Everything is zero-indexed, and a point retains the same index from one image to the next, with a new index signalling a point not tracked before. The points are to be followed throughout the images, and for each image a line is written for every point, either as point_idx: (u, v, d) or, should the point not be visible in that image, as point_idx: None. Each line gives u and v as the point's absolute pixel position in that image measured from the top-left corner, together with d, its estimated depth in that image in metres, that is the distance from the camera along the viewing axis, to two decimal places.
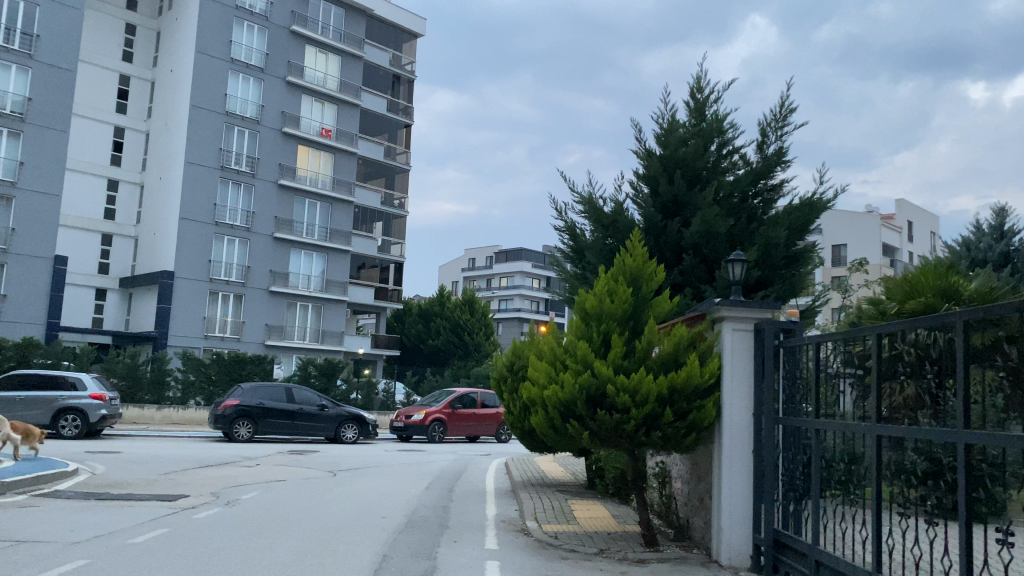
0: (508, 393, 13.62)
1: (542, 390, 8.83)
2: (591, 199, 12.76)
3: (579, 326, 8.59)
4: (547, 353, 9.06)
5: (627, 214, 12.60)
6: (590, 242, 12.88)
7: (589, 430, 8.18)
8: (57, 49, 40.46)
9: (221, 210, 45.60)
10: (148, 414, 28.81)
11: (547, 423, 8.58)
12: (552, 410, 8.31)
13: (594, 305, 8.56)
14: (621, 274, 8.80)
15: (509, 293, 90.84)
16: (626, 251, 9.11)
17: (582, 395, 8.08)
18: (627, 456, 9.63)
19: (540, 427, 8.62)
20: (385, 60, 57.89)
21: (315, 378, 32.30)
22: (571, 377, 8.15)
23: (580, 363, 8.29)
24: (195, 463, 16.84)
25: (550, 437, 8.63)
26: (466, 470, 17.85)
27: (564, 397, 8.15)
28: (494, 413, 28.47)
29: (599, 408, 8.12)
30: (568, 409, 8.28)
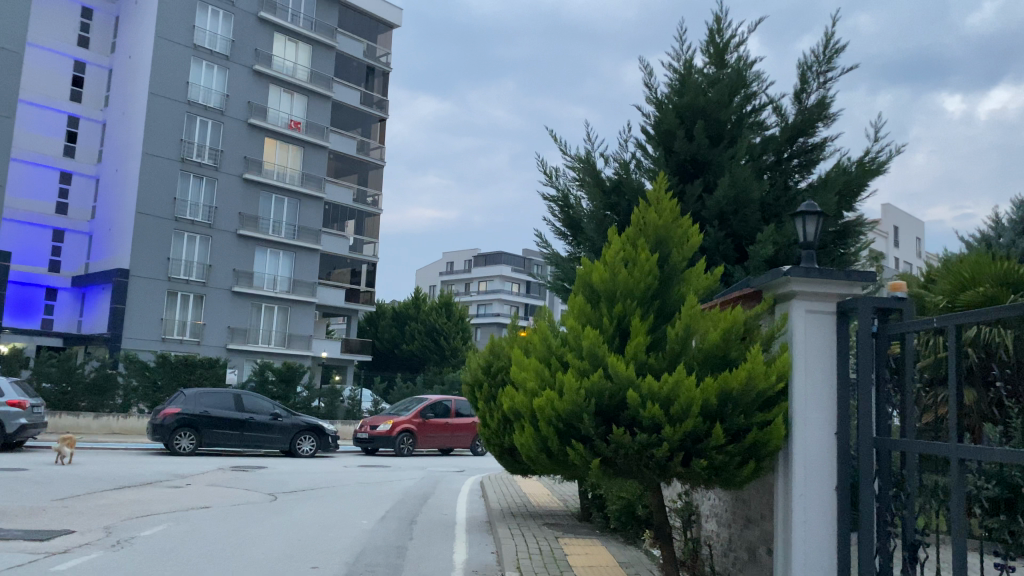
0: (484, 401, 11.11)
1: (529, 398, 6.32)
2: (589, 158, 10.26)
3: (581, 307, 6.09)
4: (539, 344, 6.57)
5: (634, 178, 10.18)
6: (587, 213, 10.40)
7: (600, 457, 5.66)
8: (2, 30, 37.55)
9: (181, 204, 42.60)
10: (84, 423, 25.85)
11: (536, 445, 6.09)
12: (544, 427, 5.80)
13: (605, 277, 6.08)
14: (642, 234, 6.29)
15: (487, 298, 88.55)
16: (646, 201, 6.59)
17: (590, 405, 5.57)
18: (642, 487, 7.14)
19: (527, 450, 6.16)
20: (359, 51, 55.26)
21: (273, 384, 29.51)
22: (573, 380, 5.62)
23: (586, 358, 5.77)
24: (110, 484, 14.06)
25: (541, 464, 6.14)
26: (436, 492, 15.21)
27: (564, 409, 5.62)
28: (469, 423, 25.93)
29: (615, 425, 5.60)
30: (569, 427, 5.78)
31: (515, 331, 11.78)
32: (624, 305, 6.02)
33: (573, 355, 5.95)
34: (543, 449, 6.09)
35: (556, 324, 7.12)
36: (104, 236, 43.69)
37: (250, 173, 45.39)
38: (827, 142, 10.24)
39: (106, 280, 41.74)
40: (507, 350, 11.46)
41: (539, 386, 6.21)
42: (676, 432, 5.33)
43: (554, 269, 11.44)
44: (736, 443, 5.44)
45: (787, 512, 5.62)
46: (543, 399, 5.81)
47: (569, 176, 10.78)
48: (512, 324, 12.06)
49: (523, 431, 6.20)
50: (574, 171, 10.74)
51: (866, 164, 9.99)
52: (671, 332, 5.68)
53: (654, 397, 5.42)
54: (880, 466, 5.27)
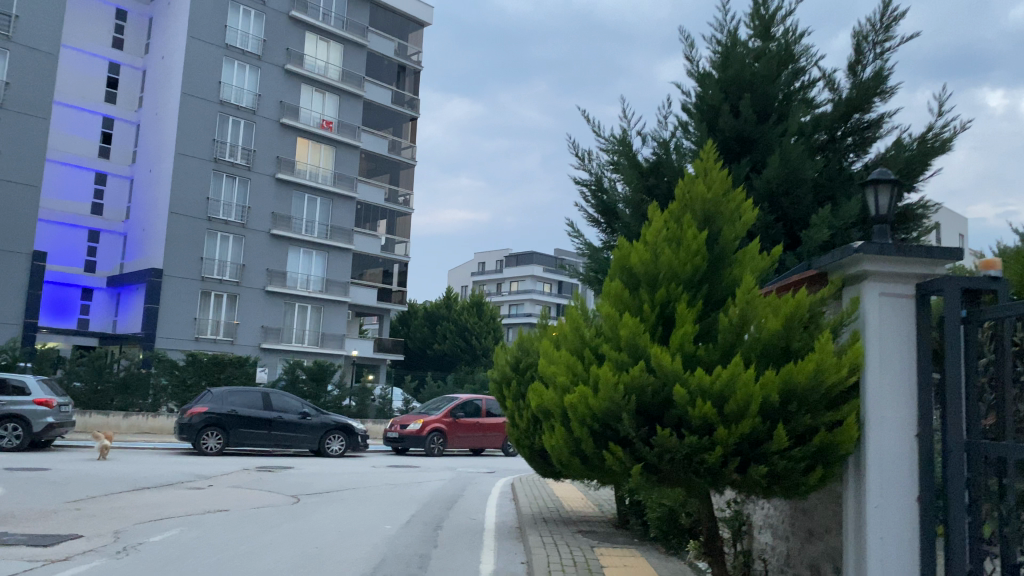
0: (512, 400, 10.39)
1: (559, 396, 5.62)
2: (625, 137, 9.52)
3: (619, 292, 5.39)
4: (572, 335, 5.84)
5: (675, 157, 9.41)
6: (624, 197, 9.63)
7: (643, 463, 4.95)
8: (37, 32, 37.64)
9: (214, 204, 42.50)
10: (114, 423, 25.71)
11: (569, 448, 5.39)
12: (578, 427, 5.12)
13: (643, 258, 5.37)
14: (688, 209, 5.59)
15: (520, 297, 88.02)
16: (691, 173, 5.86)
17: (629, 403, 4.87)
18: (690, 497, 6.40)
19: (558, 449, 5.46)
20: (390, 49, 54.90)
21: (304, 383, 29.10)
22: (609, 373, 4.91)
23: (624, 349, 5.05)
24: (130, 485, 13.62)
25: (576, 471, 5.45)
26: (464, 495, 14.54)
27: (599, 407, 4.93)
28: (500, 423, 25.28)
29: (660, 427, 4.90)
30: (607, 428, 5.09)
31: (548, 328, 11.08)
32: (670, 290, 5.31)
33: (612, 344, 5.22)
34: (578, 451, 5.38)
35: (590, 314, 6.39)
36: (138, 236, 43.81)
37: (282, 173, 45.19)
38: (886, 117, 9.42)
39: (139, 279, 41.82)
40: (539, 345, 10.74)
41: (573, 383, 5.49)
42: (732, 434, 4.61)
43: (589, 261, 10.68)
44: (802, 446, 4.68)
45: (858, 525, 4.88)
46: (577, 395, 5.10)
47: (603, 157, 10.05)
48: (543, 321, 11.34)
49: (556, 431, 5.49)
50: (608, 151, 10.01)
51: (929, 142, 9.14)
52: (725, 319, 4.99)
53: (707, 393, 4.71)
54: (974, 476, 4.46)
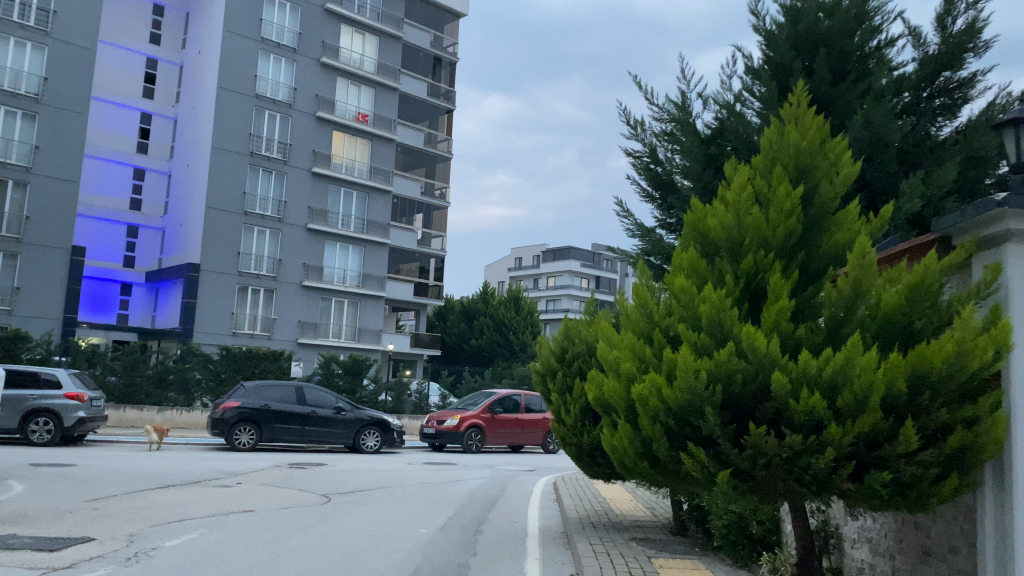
0: (557, 394, 9.56)
1: (630, 382, 5.25)
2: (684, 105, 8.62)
3: (696, 261, 5.21)
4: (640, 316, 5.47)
5: (743, 118, 8.45)
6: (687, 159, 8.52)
7: (732, 469, 4.74)
8: (75, 27, 37.48)
9: (251, 198, 42.17)
10: (148, 417, 25.38)
11: (638, 449, 5.11)
12: (648, 424, 4.91)
13: (719, 226, 5.26)
14: (787, 161, 5.35)
15: (557, 293, 87.04)
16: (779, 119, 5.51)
17: (716, 391, 4.64)
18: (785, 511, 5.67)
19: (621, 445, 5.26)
20: (425, 41, 54.23)
21: (339, 378, 28.51)
22: (690, 361, 4.64)
23: (716, 334, 4.83)
24: (155, 483, 13.06)
25: (648, 477, 5.19)
26: (504, 495, 13.71)
27: (678, 402, 4.71)
28: (540, 419, 24.40)
29: (774, 425, 4.71)
30: (686, 426, 4.85)
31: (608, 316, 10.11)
32: (757, 259, 5.12)
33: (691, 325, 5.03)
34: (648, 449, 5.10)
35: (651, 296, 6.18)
36: (175, 231, 43.73)
37: (319, 168, 44.74)
38: (981, 70, 8.44)
39: (177, 275, 41.70)
40: (590, 335, 9.82)
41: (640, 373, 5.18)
42: (848, 431, 4.38)
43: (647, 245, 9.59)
44: (935, 450, 4.39)
45: (997, 536, 4.36)
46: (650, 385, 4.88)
47: (659, 124, 9.14)
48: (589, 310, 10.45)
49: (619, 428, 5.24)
50: (664, 117, 9.13)
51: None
52: (832, 293, 4.78)
53: (811, 384, 4.54)
54: None
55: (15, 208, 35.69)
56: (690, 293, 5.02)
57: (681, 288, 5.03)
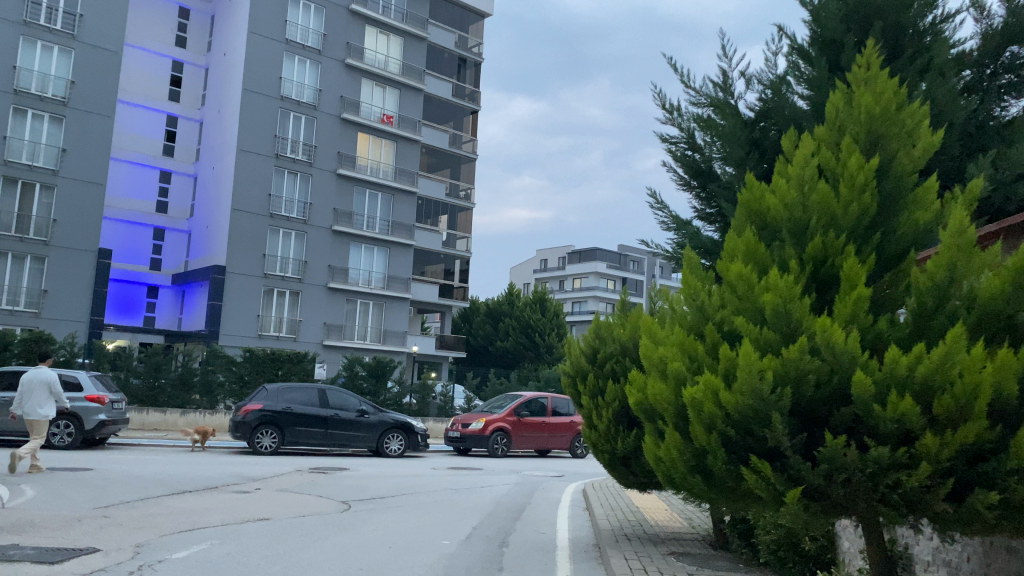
0: (588, 398, 9.03)
1: (677, 390, 5.07)
2: (724, 89, 8.10)
3: (757, 248, 5.13)
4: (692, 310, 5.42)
5: (790, 104, 7.98)
6: (729, 132, 7.93)
7: (804, 486, 4.55)
8: (101, 30, 37.47)
9: (276, 200, 42.04)
10: (171, 420, 25.16)
11: (684, 460, 4.99)
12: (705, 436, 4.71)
13: (781, 208, 5.22)
14: (864, 132, 5.24)
15: (583, 295, 86.33)
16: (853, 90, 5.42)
17: (786, 389, 4.46)
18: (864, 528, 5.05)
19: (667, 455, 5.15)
20: (450, 41, 53.84)
21: (363, 380, 28.12)
22: (757, 361, 4.46)
23: (793, 330, 4.62)
24: (171, 488, 12.68)
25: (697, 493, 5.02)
26: (532, 502, 13.15)
27: (738, 408, 4.55)
28: (568, 423, 23.82)
29: (852, 436, 4.50)
30: (748, 437, 4.66)
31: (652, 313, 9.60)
32: (825, 241, 5.01)
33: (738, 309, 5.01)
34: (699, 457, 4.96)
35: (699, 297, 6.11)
36: (201, 234, 43.70)
37: (344, 169, 44.47)
38: None
39: (203, 277, 41.58)
40: (623, 335, 9.27)
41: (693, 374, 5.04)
42: (949, 442, 4.12)
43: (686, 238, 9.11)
44: None
45: None
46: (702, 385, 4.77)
47: (696, 107, 8.60)
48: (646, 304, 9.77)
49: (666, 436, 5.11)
50: (703, 99, 8.57)
51: None
52: (926, 274, 4.57)
53: (898, 385, 4.28)
54: None
55: (42, 210, 35.73)
56: (748, 280, 4.92)
57: (737, 272, 4.95)
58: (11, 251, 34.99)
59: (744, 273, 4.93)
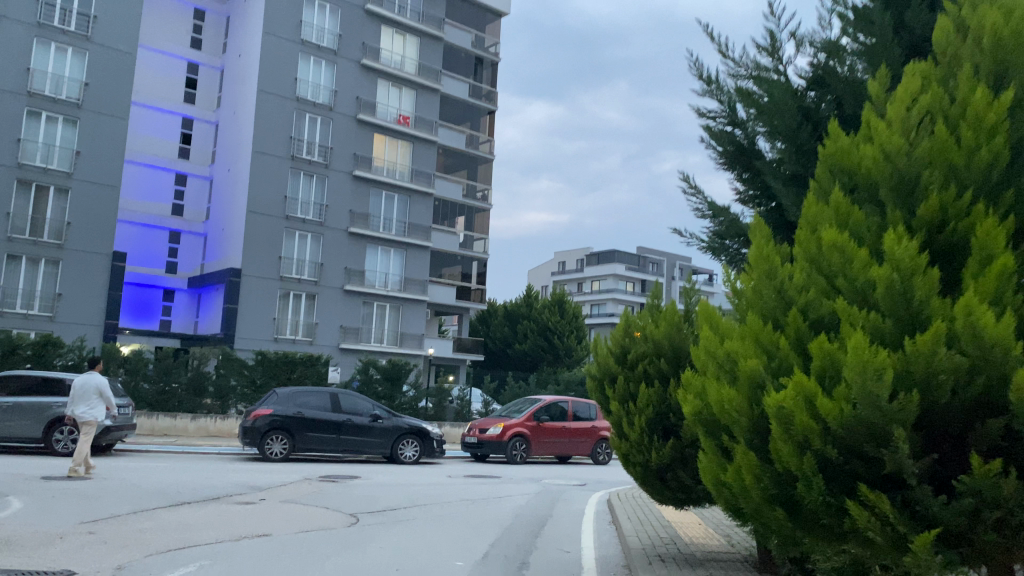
0: (618, 405, 8.14)
1: (765, 363, 4.54)
2: (768, 62, 7.20)
3: (863, 222, 4.53)
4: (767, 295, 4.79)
5: (854, 74, 6.75)
6: (777, 102, 6.91)
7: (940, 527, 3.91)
8: (115, 31, 36.97)
9: (292, 202, 41.40)
10: (181, 426, 24.49)
11: (762, 487, 4.38)
12: (802, 465, 4.08)
13: (877, 167, 4.62)
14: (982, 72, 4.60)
15: (602, 297, 85.41)
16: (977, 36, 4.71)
17: (921, 379, 3.84)
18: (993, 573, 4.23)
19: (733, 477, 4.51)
20: (467, 41, 53.06)
21: (378, 384, 27.32)
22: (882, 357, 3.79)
23: (918, 319, 3.96)
24: (168, 500, 11.89)
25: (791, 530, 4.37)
26: (554, 515, 12.27)
27: (851, 421, 3.89)
28: (589, 428, 22.93)
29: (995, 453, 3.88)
30: (856, 460, 4.05)
31: (690, 313, 8.51)
32: (945, 199, 4.32)
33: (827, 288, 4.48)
34: (782, 486, 4.35)
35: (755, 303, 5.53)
36: (217, 236, 43.16)
37: (360, 170, 43.72)
38: None
39: (219, 280, 41.05)
40: (659, 333, 8.31)
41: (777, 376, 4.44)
42: None
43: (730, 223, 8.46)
44: None
45: None
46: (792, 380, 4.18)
47: (739, 79, 7.67)
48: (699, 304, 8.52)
49: (738, 452, 4.48)
50: (746, 69, 7.65)
51: None
52: None
53: None
54: None
55: (56, 213, 35.26)
56: (846, 251, 4.34)
57: (833, 240, 4.36)
58: (24, 255, 34.52)
59: (842, 242, 4.34)
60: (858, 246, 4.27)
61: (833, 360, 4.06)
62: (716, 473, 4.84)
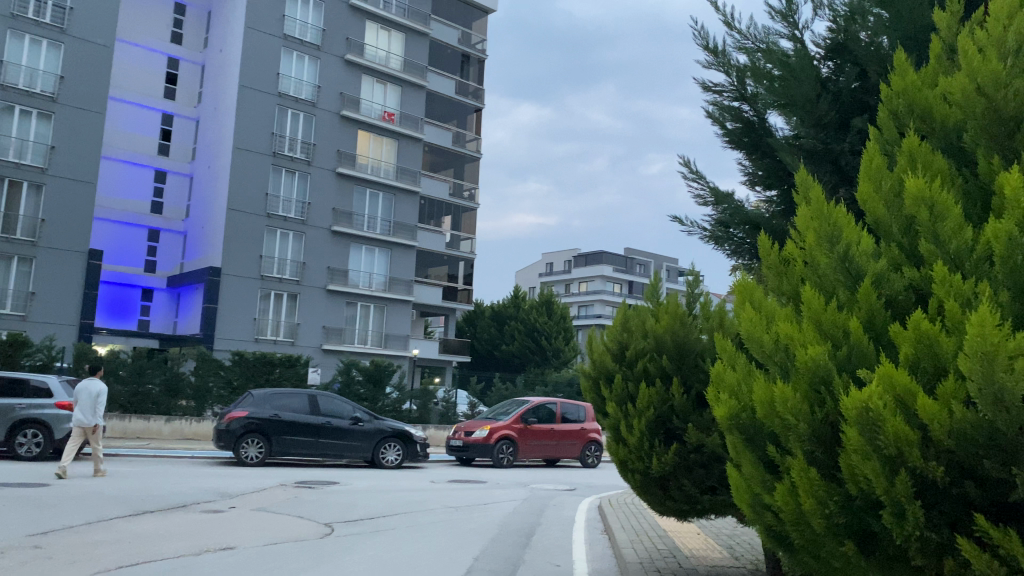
0: (615, 406, 7.56)
1: (835, 353, 3.41)
2: (780, 36, 6.59)
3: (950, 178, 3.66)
4: (827, 265, 3.71)
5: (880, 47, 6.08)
6: (798, 71, 6.25)
7: None
8: (92, 23, 35.94)
9: (273, 200, 40.49)
10: (155, 428, 23.67)
11: (826, 514, 3.29)
12: (899, 487, 3.03)
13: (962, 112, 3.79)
14: None
15: (589, 299, 84.97)
16: None
17: None
18: None
19: (783, 504, 3.40)
20: (454, 38, 52.35)
21: (360, 385, 26.54)
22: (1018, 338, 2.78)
23: None
24: (129, 508, 11.11)
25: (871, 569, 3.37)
26: (543, 523, 11.61)
27: (972, 423, 2.92)
28: (577, 430, 22.31)
29: None
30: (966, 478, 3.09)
31: (694, 310, 7.76)
32: None
33: (903, 259, 3.58)
34: (854, 515, 3.32)
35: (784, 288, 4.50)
36: (197, 234, 42.15)
37: (343, 168, 42.87)
38: None
39: (198, 279, 40.08)
40: (661, 329, 7.60)
41: (845, 368, 3.39)
42: None
43: (729, 213, 7.82)
44: None
45: None
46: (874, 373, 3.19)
47: (747, 51, 7.02)
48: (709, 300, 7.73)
49: (792, 467, 3.34)
50: (754, 40, 6.98)
51: None
52: None
53: None
54: None
55: (30, 210, 34.23)
56: (941, 204, 3.40)
57: (917, 193, 3.46)
58: None
59: (929, 195, 3.43)
60: (953, 201, 3.37)
61: (931, 347, 3.08)
62: (754, 491, 3.68)
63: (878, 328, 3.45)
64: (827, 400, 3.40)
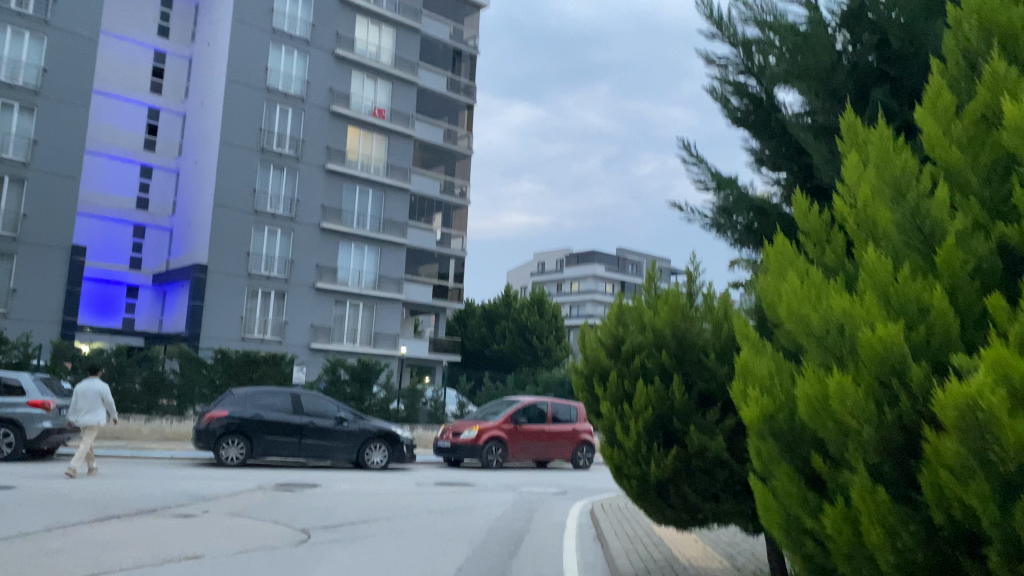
0: (610, 407, 7.14)
1: (912, 335, 2.62)
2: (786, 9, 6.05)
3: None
4: (892, 228, 2.92)
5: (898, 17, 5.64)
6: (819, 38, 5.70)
7: None
8: (76, 15, 35.10)
9: (261, 196, 39.77)
10: (135, 428, 23.07)
11: (899, 547, 2.59)
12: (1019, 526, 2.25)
13: None
14: None
15: (581, 298, 84.52)
16: None
17: None
18: None
19: (834, 534, 2.72)
20: (445, 33, 51.70)
21: (347, 384, 25.93)
22: None
23: None
24: (94, 513, 10.50)
25: None
26: (532, 529, 11.03)
27: None
28: (568, 430, 21.77)
29: None
30: None
31: (695, 300, 7.26)
32: None
33: (992, 217, 2.80)
34: (936, 551, 2.60)
35: (817, 258, 3.62)
36: (183, 231, 41.39)
37: (332, 164, 42.18)
38: None
39: (184, 276, 39.33)
40: (659, 323, 7.07)
41: (923, 355, 2.62)
42: None
43: (731, 199, 7.35)
44: None
45: None
46: (977, 365, 2.39)
47: (752, 23, 6.50)
48: (709, 290, 7.18)
49: (853, 490, 2.63)
50: (757, 10, 6.46)
51: None
52: None
53: None
54: None
55: (11, 205, 33.46)
56: None
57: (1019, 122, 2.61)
58: None
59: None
60: None
61: None
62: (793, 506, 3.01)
63: (962, 306, 2.66)
64: (901, 399, 2.64)
